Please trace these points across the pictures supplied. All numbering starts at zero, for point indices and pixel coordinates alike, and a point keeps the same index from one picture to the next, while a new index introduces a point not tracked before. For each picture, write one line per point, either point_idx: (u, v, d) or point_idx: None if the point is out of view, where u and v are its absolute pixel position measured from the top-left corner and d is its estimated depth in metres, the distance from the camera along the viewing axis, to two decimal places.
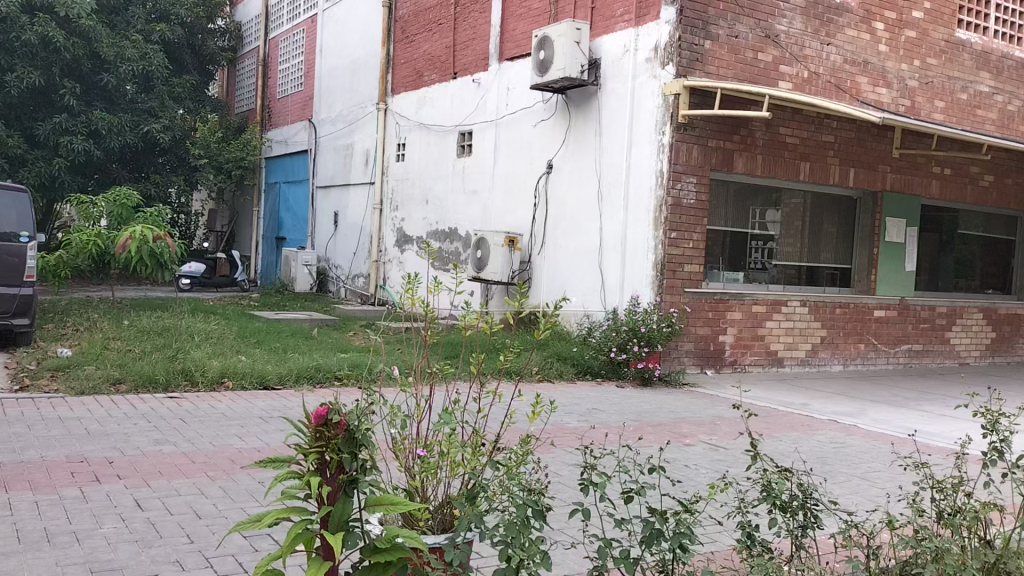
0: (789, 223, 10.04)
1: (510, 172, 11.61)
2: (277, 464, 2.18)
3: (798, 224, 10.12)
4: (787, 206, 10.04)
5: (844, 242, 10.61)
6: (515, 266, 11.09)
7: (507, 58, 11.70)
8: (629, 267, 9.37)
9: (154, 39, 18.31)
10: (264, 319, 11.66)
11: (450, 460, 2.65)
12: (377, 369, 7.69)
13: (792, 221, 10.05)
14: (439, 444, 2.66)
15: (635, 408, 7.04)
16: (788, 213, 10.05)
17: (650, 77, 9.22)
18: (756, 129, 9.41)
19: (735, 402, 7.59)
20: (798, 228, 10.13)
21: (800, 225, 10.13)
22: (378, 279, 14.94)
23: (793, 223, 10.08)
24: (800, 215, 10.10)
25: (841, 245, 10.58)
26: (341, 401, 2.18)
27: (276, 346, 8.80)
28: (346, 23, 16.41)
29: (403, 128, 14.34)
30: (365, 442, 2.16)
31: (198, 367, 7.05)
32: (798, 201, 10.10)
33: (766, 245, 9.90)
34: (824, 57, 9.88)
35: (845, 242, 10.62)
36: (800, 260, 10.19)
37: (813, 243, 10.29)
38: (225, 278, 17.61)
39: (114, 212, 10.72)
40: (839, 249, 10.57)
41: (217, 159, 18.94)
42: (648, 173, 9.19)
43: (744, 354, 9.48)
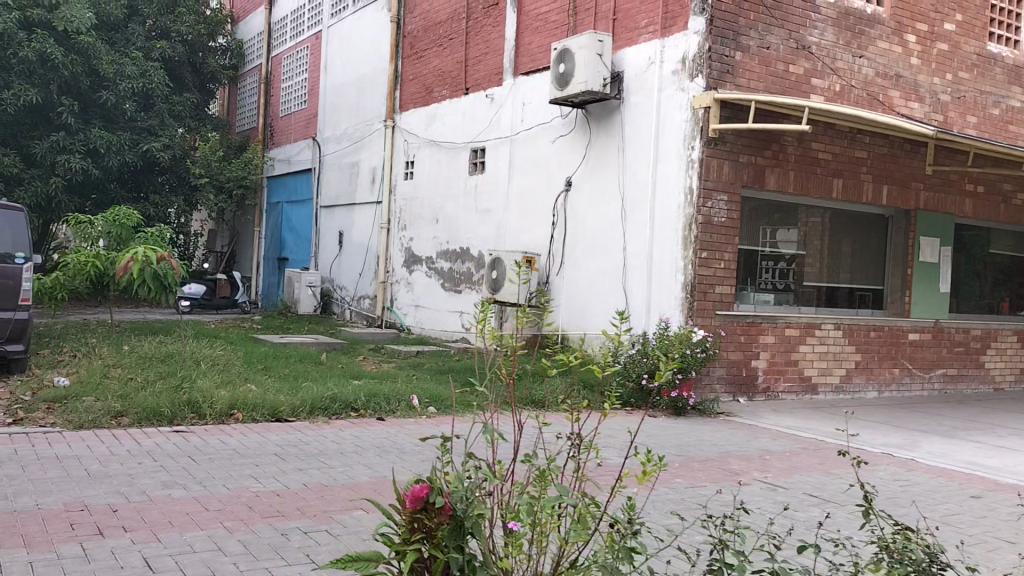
0: (807, 243, 9.53)
1: (526, 190, 11.18)
2: (362, 562, 2.27)
3: (817, 244, 9.61)
4: (806, 224, 9.53)
5: (869, 262, 10.13)
6: (533, 287, 10.63)
7: (522, 72, 11.30)
8: (656, 288, 8.93)
9: (154, 57, 18.06)
10: (269, 343, 11.17)
11: (547, 533, 2.35)
12: (396, 399, 7.21)
13: (811, 240, 9.54)
14: (535, 516, 2.32)
15: (675, 440, 6.57)
16: (808, 233, 9.55)
17: (678, 90, 8.82)
18: (788, 143, 9.00)
19: (779, 434, 7.12)
20: (817, 248, 9.62)
21: (818, 244, 9.62)
22: (385, 300, 14.46)
23: (812, 242, 9.57)
24: (819, 235, 9.60)
25: (863, 265, 10.09)
26: (441, 481, 2.25)
27: (285, 373, 8.31)
28: (351, 39, 16.05)
29: (412, 145, 13.93)
30: (472, 531, 2.24)
31: (206, 397, 6.56)
32: (817, 220, 9.60)
33: (777, 265, 9.36)
34: (856, 70, 9.50)
35: (868, 262, 10.13)
36: (821, 282, 9.67)
37: (837, 263, 9.81)
38: (225, 299, 17.11)
39: (113, 232, 10.25)
40: (862, 270, 10.07)
41: (218, 179, 18.52)
42: (675, 191, 8.77)
43: (777, 380, 9.02)
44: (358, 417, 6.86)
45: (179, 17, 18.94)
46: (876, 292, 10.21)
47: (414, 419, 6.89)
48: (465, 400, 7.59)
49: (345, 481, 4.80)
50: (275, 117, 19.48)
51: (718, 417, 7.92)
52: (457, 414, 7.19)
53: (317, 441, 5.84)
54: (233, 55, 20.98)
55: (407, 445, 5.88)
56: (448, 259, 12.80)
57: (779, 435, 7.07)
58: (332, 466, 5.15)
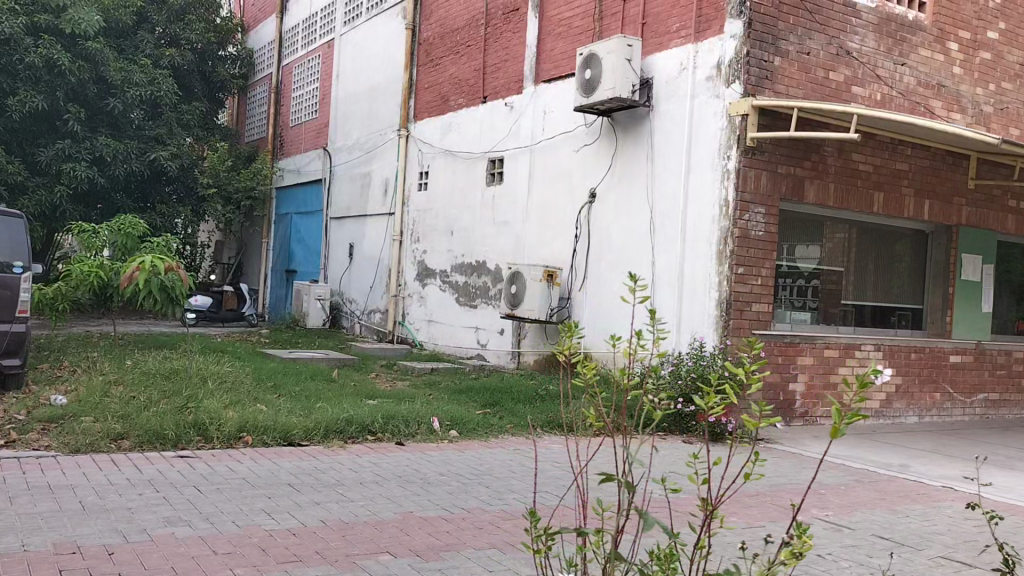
0: (831, 260, 9.01)
1: (546, 202, 10.73)
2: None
3: (841, 263, 9.11)
4: (830, 241, 9.02)
5: (903, 280, 9.66)
6: (554, 303, 10.16)
7: (544, 79, 10.88)
8: (687, 305, 8.47)
9: (163, 64, 17.73)
10: (278, 358, 10.71)
11: None
12: (416, 421, 6.74)
13: (835, 257, 9.02)
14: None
15: (719, 471, 6.09)
16: (832, 250, 9.04)
17: (712, 97, 8.38)
18: (828, 154, 8.56)
19: (828, 464, 6.65)
20: (842, 266, 9.10)
21: (842, 263, 9.11)
22: (396, 315, 14.00)
23: (836, 261, 9.05)
24: (844, 253, 9.10)
25: (893, 284, 9.57)
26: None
27: (298, 392, 7.86)
28: (364, 47, 15.67)
29: (427, 155, 13.52)
30: None
31: (214, 419, 6.09)
32: (842, 236, 9.10)
33: (810, 283, 8.87)
34: (898, 79, 9.06)
35: (898, 280, 9.62)
36: (846, 302, 9.16)
37: (869, 280, 9.34)
38: (232, 312, 16.67)
39: (118, 242, 9.82)
40: (892, 288, 9.56)
41: (226, 189, 18.12)
42: (709, 203, 8.31)
43: (815, 405, 8.54)
44: (377, 441, 6.39)
45: (189, 24, 18.60)
46: (913, 313, 9.77)
47: (435, 444, 6.41)
48: (489, 422, 7.12)
49: (368, 517, 4.34)
50: (285, 127, 19.11)
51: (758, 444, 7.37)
52: (482, 439, 6.71)
53: (336, 469, 5.37)
54: (243, 63, 20.76)
55: (433, 474, 5.41)
56: (463, 273, 12.35)
57: (828, 465, 6.59)
58: (353, 499, 4.68)
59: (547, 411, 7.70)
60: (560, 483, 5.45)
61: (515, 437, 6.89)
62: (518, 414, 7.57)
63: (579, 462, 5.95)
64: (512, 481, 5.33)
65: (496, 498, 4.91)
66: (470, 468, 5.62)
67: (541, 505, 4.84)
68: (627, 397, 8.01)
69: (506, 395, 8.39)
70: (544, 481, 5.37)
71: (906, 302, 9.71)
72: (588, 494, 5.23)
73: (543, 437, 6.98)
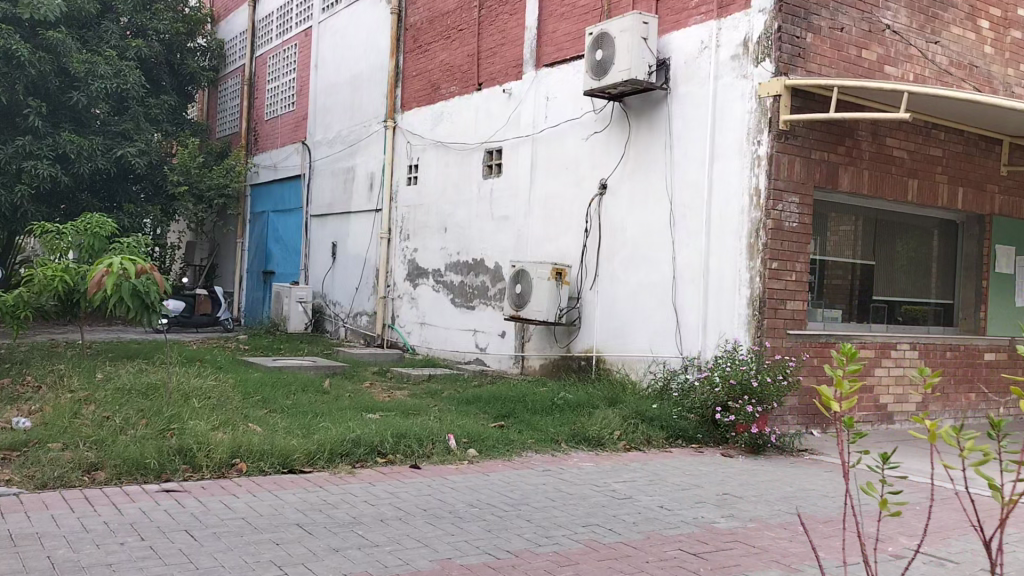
0: (837, 254, 8.19)
1: (550, 195, 10.04)
2: None
3: (848, 258, 8.29)
4: (835, 234, 8.20)
5: (927, 272, 9.00)
6: (563, 304, 9.45)
7: (545, 64, 10.18)
8: (714, 303, 7.81)
9: (130, 56, 16.76)
10: (262, 367, 9.90)
11: None
12: (430, 439, 6.01)
13: (842, 251, 8.21)
14: None
15: (777, 491, 5.42)
16: (838, 244, 8.22)
17: (738, 78, 7.73)
18: (862, 138, 7.94)
19: (889, 478, 6.02)
20: (848, 260, 8.30)
21: (850, 258, 8.30)
22: (386, 317, 13.24)
23: (843, 254, 8.24)
24: (851, 246, 8.28)
25: (915, 277, 8.91)
26: None
27: (290, 408, 7.07)
28: (345, 36, 14.86)
29: (415, 147, 12.75)
30: None
31: (203, 444, 5.32)
32: (849, 229, 8.29)
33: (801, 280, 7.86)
34: (930, 58, 8.46)
35: (921, 273, 8.94)
36: (850, 297, 8.32)
37: (887, 274, 8.64)
38: (206, 316, 15.82)
39: (85, 243, 8.95)
40: (912, 282, 8.88)
41: (198, 187, 17.21)
42: (736, 192, 7.65)
43: (852, 410, 7.92)
44: (389, 465, 5.62)
45: (156, 14, 17.62)
46: (935, 308, 9.11)
47: (456, 466, 5.67)
48: (507, 438, 6.39)
49: (401, 569, 3.59)
50: (260, 122, 18.22)
51: (803, 456, 6.68)
52: (503, 458, 5.98)
53: (351, 502, 4.62)
54: (214, 55, 19.77)
55: (464, 503, 4.70)
56: (459, 272, 11.63)
57: (888, 480, 5.96)
58: (378, 544, 3.92)
59: (567, 423, 6.99)
60: (613, 509, 4.75)
61: (539, 455, 6.16)
62: (538, 427, 6.84)
63: (625, 486, 5.27)
64: (555, 512, 4.61)
65: (544, 535, 4.17)
66: (502, 496, 4.89)
67: (598, 543, 4.10)
68: (654, 405, 7.32)
69: (519, 406, 7.66)
70: (593, 511, 4.66)
71: (930, 296, 9.05)
72: (649, 523, 4.54)
73: (571, 454, 6.26)
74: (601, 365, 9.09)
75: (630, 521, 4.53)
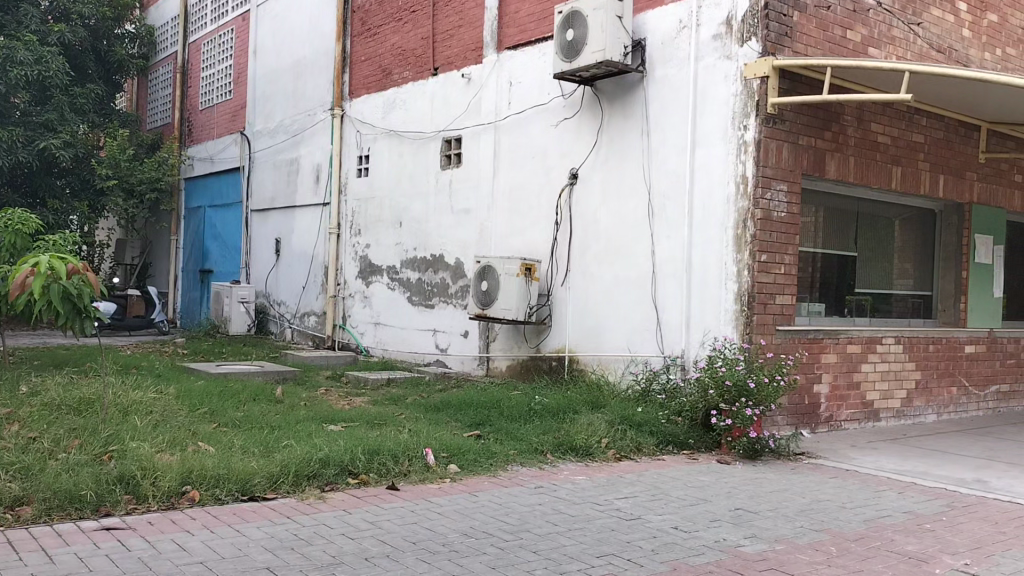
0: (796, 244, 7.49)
1: (516, 186, 9.50)
2: None
3: (808, 248, 7.64)
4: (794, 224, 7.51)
5: (889, 264, 8.46)
6: (533, 301, 8.91)
7: (508, 47, 9.65)
8: (697, 298, 7.35)
9: (52, 42, 15.66)
10: (205, 374, 9.14)
11: None
12: (405, 455, 5.40)
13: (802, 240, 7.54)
14: None
15: (791, 503, 4.96)
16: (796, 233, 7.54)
17: (721, 58, 7.26)
18: (848, 123, 7.57)
19: (899, 483, 5.64)
20: (809, 250, 7.64)
21: (810, 248, 7.65)
22: (336, 317, 12.52)
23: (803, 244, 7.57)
24: (810, 236, 7.63)
25: (880, 268, 8.36)
26: None
27: (241, 423, 6.38)
28: (286, 20, 14.05)
29: (366, 137, 12.06)
30: None
31: (148, 471, 4.62)
32: (808, 220, 7.63)
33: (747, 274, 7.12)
34: (911, 41, 8.14)
35: (885, 264, 8.40)
36: (812, 288, 7.66)
37: (845, 279, 7.98)
38: (139, 319, 14.86)
39: (4, 242, 8.09)
40: (880, 273, 8.36)
41: (129, 181, 16.18)
42: (720, 181, 7.19)
43: (840, 408, 7.54)
44: (362, 487, 4.99)
45: None
46: (902, 300, 8.61)
47: (437, 486, 5.07)
48: (488, 450, 5.82)
49: None
50: (194, 112, 17.25)
51: (802, 461, 6.25)
52: (488, 475, 5.40)
53: (325, 536, 4.00)
54: (144, 42, 18.66)
55: (458, 533, 4.11)
56: (416, 269, 11.01)
57: (900, 486, 5.58)
58: None
59: (549, 431, 6.46)
60: (625, 533, 4.22)
61: (526, 469, 5.59)
62: (518, 437, 6.29)
63: (631, 505, 4.74)
64: (561, 540, 4.05)
65: (558, 572, 3.62)
66: (499, 522, 4.31)
67: None
68: (638, 410, 6.81)
69: (493, 413, 7.09)
70: (604, 537, 4.12)
71: (893, 287, 8.51)
72: (669, 549, 4.03)
73: (559, 468, 5.70)
74: (575, 366, 8.60)
75: (650, 547, 4.00)
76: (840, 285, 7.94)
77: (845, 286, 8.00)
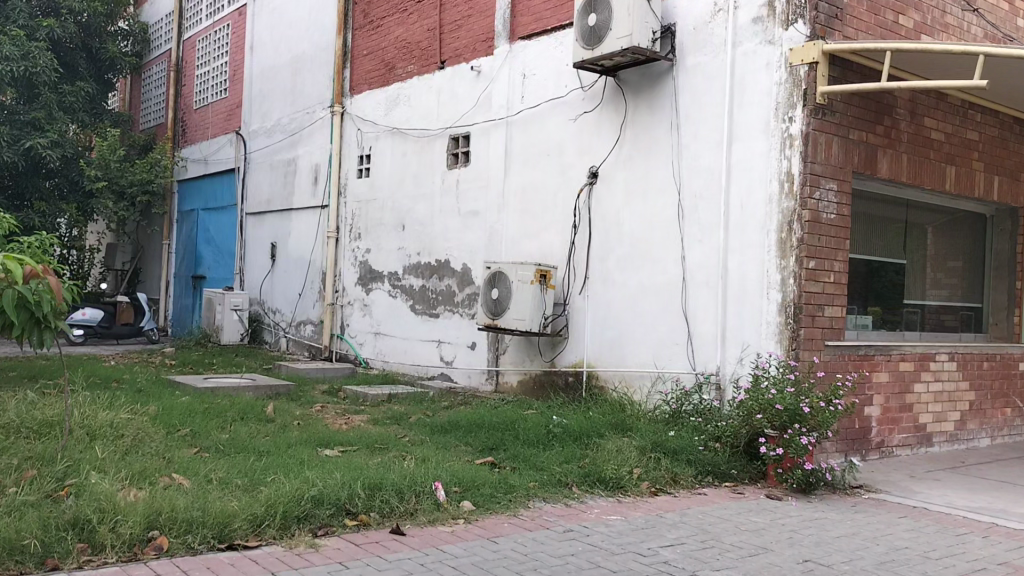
0: None
1: (528, 186, 8.79)
2: None
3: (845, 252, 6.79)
4: None
5: (927, 271, 7.63)
6: (548, 311, 8.17)
7: (521, 37, 8.94)
8: (734, 309, 6.61)
9: (40, 38, 14.94)
10: (191, 389, 8.38)
11: None
12: (411, 492, 4.64)
13: None
14: None
15: (867, 552, 4.22)
16: None
17: (762, 44, 6.55)
18: (901, 117, 6.87)
19: (981, 525, 4.90)
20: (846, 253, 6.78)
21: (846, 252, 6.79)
22: (333, 327, 11.78)
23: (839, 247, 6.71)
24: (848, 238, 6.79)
25: (929, 277, 7.64)
26: None
27: (227, 447, 5.63)
28: (285, 14, 13.35)
29: (367, 135, 11.35)
30: None
31: (109, 513, 3.85)
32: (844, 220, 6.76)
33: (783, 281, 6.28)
34: (966, 29, 7.42)
35: (931, 272, 7.66)
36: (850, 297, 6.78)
37: (872, 288, 7.02)
38: (128, 327, 14.10)
39: None
40: (929, 282, 7.64)
41: (119, 183, 15.37)
42: (761, 179, 6.46)
43: (892, 432, 6.80)
44: (361, 529, 4.24)
45: None
46: (936, 312, 7.67)
47: (449, 530, 4.30)
48: (505, 483, 5.07)
49: None
50: (188, 112, 16.53)
51: (861, 496, 5.51)
52: (507, 513, 4.65)
53: None
54: (138, 39, 17.97)
55: None
56: (420, 276, 10.28)
57: (983, 529, 4.84)
58: None
59: (573, 460, 5.70)
60: None
61: (550, 507, 4.84)
62: (538, 467, 5.54)
63: (682, 557, 3.99)
64: None
65: None
66: None
67: None
68: (673, 434, 6.06)
69: (508, 435, 6.37)
70: None
71: (926, 298, 7.60)
72: None
73: (588, 505, 4.94)
74: (594, 382, 7.86)
75: None
76: (886, 294, 7.18)
77: (871, 296, 7.04)
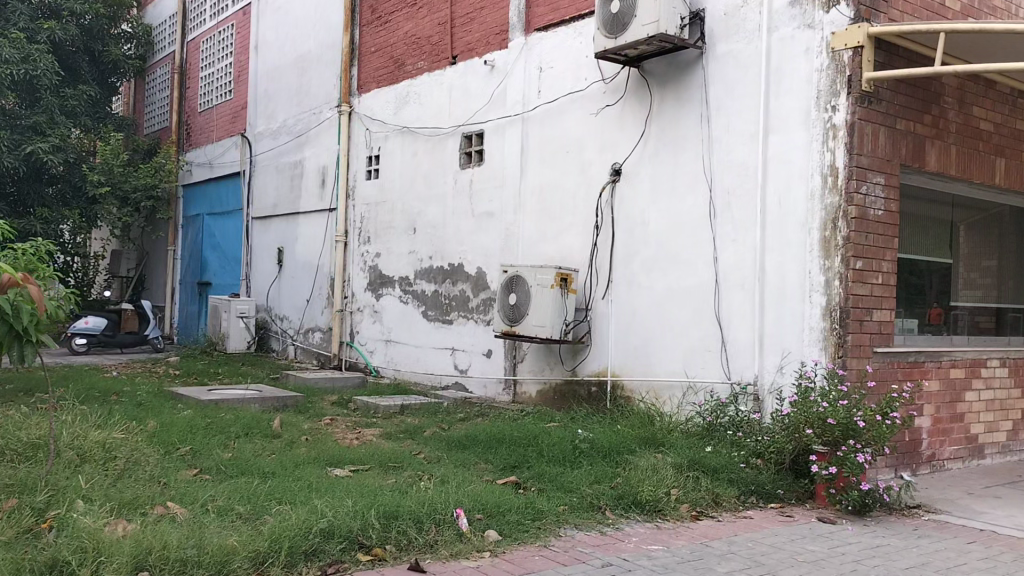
0: None
1: (546, 185, 8.34)
2: None
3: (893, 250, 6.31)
4: None
5: (975, 271, 7.15)
6: (570, 317, 7.71)
7: (537, 28, 8.51)
8: (772, 314, 6.14)
9: (41, 40, 14.58)
10: (194, 402, 7.95)
11: None
12: (431, 521, 4.19)
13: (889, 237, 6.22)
14: None
15: None
16: None
17: (800, 28, 6.09)
18: (949, 105, 6.40)
19: None
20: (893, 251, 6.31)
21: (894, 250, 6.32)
22: (342, 334, 11.35)
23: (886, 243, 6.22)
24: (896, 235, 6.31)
25: (977, 277, 7.17)
26: None
27: (229, 468, 5.19)
28: (290, 12, 12.95)
29: (376, 134, 10.93)
30: None
31: (92, 552, 3.40)
32: None
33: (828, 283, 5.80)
34: (1014, 11, 6.95)
35: (980, 271, 7.18)
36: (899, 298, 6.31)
37: (917, 288, 6.51)
38: (132, 335, 13.70)
39: None
40: (977, 282, 7.16)
41: (122, 189, 14.92)
42: (802, 174, 5.99)
43: (943, 444, 6.32)
44: (376, 565, 3.79)
45: None
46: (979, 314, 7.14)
47: (474, 565, 3.85)
48: (532, 508, 4.62)
49: None
50: (193, 115, 16.14)
51: (921, 518, 5.04)
52: (537, 544, 4.20)
53: None
54: (140, 42, 17.52)
55: None
56: (432, 280, 9.84)
57: None
58: None
59: (603, 480, 5.24)
60: None
61: (584, 535, 4.39)
62: (567, 488, 5.08)
63: None
64: None
65: None
66: None
67: None
68: (712, 451, 5.59)
69: (532, 451, 5.92)
70: None
71: (970, 299, 7.09)
72: None
73: (625, 532, 4.49)
74: (619, 392, 7.41)
75: None
76: (936, 296, 6.69)
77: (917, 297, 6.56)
